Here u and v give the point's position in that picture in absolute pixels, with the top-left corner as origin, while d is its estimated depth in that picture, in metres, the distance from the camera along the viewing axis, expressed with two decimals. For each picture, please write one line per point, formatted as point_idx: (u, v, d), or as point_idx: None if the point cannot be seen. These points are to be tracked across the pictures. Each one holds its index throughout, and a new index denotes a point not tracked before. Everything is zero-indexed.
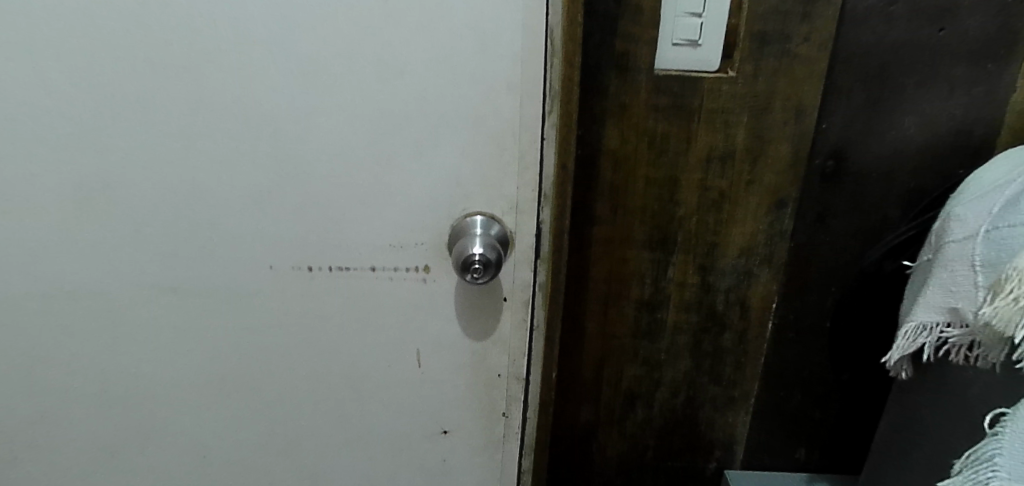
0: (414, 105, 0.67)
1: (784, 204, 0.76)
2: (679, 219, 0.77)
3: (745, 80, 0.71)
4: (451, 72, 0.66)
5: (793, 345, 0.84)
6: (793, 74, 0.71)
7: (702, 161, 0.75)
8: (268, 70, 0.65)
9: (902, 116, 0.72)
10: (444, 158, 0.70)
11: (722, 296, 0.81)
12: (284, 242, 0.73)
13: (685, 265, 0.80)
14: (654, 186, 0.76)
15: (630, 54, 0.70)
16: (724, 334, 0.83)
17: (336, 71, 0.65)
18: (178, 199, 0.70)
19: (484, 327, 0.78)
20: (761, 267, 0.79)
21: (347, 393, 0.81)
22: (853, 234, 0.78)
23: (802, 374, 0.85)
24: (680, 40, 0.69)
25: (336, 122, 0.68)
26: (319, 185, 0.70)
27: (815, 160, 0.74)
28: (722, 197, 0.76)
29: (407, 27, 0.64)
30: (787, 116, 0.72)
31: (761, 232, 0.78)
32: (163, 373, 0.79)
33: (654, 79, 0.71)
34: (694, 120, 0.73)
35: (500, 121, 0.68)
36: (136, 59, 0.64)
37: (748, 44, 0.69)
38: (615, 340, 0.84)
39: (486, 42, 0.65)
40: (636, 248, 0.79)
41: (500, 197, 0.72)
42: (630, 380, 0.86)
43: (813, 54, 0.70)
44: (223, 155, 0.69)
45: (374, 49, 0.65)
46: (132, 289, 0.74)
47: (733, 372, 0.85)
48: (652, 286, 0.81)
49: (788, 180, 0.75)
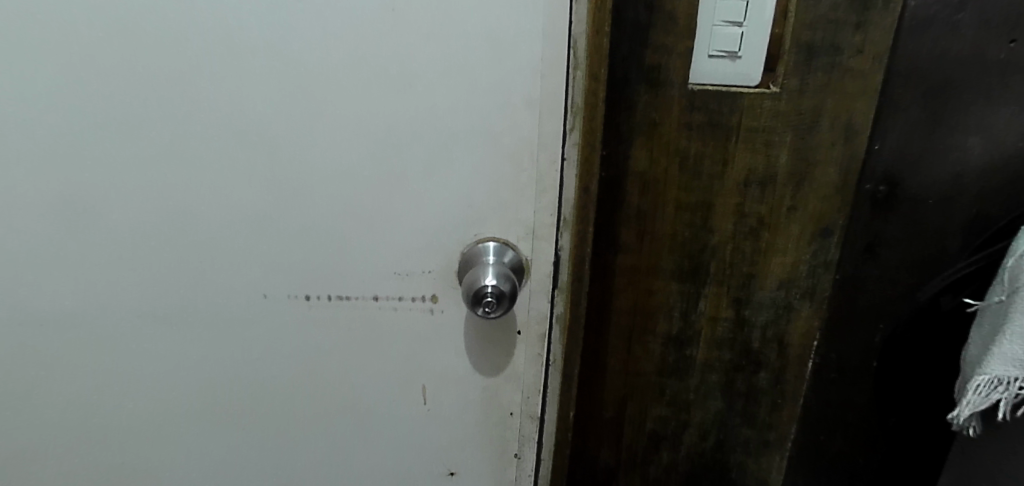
0: (423, 122, 0.61)
1: (830, 232, 0.69)
2: (712, 248, 0.70)
3: (790, 96, 0.64)
4: (466, 86, 0.59)
5: (836, 385, 0.76)
6: (843, 90, 0.64)
7: (739, 185, 0.67)
8: (263, 82, 0.59)
9: (964, 136, 0.64)
10: (455, 179, 0.63)
11: (758, 332, 0.74)
12: (278, 269, 0.66)
13: (717, 298, 0.72)
14: (686, 211, 0.69)
15: (662, 67, 0.64)
16: (760, 373, 0.76)
17: (336, 84, 0.59)
18: (163, 221, 0.64)
19: (496, 362, 0.71)
20: (803, 301, 0.72)
21: (347, 432, 0.75)
22: (909, 264, 0.69)
23: (845, 417, 0.76)
24: (717, 51, 0.62)
25: (336, 139, 0.61)
26: (318, 208, 0.64)
27: (864, 185, 0.67)
28: (761, 224, 0.69)
29: (416, 35, 0.58)
30: (834, 137, 0.65)
31: (804, 262, 0.70)
32: (149, 409, 0.72)
33: (688, 94, 0.64)
34: (733, 140, 0.66)
35: (517, 139, 0.61)
36: (120, 68, 0.58)
37: (794, 57, 0.63)
38: (640, 377, 0.77)
39: (503, 52, 0.58)
40: (664, 278, 0.72)
41: (516, 222, 0.65)
42: (655, 421, 0.79)
43: (868, 67, 0.63)
44: (214, 174, 0.62)
45: (380, 60, 0.58)
46: (112, 318, 0.68)
47: (769, 414, 0.78)
48: (680, 320, 0.74)
49: (835, 206, 0.68)
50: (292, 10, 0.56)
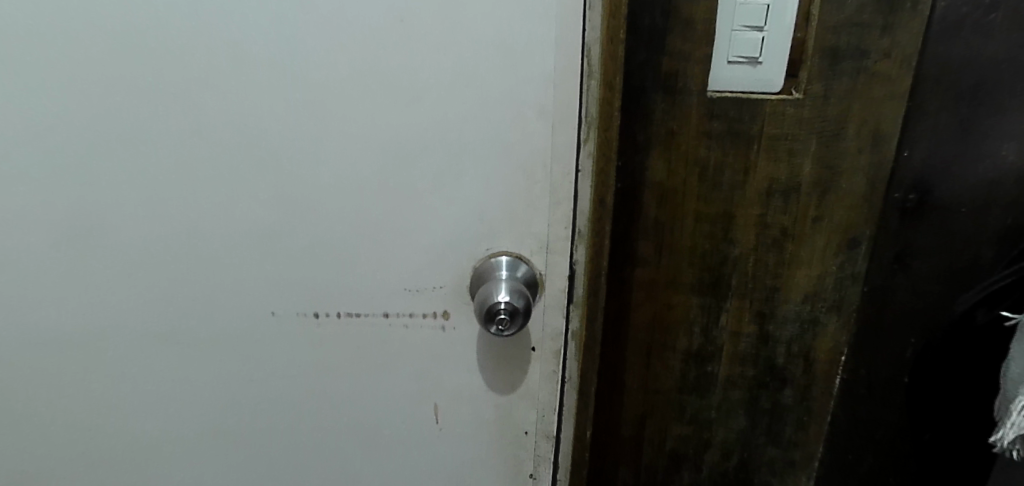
0: (434, 134, 0.59)
1: (857, 242, 0.66)
2: (733, 260, 0.68)
3: (814, 102, 0.61)
4: (479, 97, 0.58)
5: (864, 403, 0.72)
6: (870, 95, 0.61)
7: (762, 195, 0.65)
8: (269, 96, 0.57)
9: (999, 142, 0.61)
10: (467, 191, 0.61)
11: (783, 348, 0.71)
12: (286, 286, 0.65)
13: (740, 312, 0.70)
14: (705, 223, 0.67)
15: (680, 74, 0.62)
16: (784, 389, 0.73)
17: (344, 96, 0.58)
18: (169, 237, 0.62)
19: (510, 379, 0.69)
20: (829, 315, 0.69)
21: (357, 452, 0.72)
22: (941, 277, 0.66)
23: (874, 436, 0.73)
24: (737, 57, 0.60)
25: (345, 153, 0.60)
26: (326, 223, 0.62)
27: (893, 194, 0.64)
28: (784, 235, 0.66)
29: (425, 46, 0.56)
30: (861, 144, 0.63)
31: (830, 275, 0.68)
32: (155, 429, 0.70)
33: (706, 102, 0.62)
34: (754, 150, 0.63)
35: (530, 150, 0.59)
36: (124, 84, 0.57)
37: (817, 62, 0.60)
38: (659, 394, 0.74)
39: (515, 61, 0.56)
40: (684, 291, 0.69)
41: (529, 236, 0.63)
42: (675, 440, 0.76)
43: (894, 71, 0.60)
44: (221, 190, 0.61)
45: (388, 72, 0.57)
46: (117, 337, 0.66)
47: (795, 433, 0.75)
48: (701, 336, 0.71)
49: (862, 216, 0.65)
50: (298, 22, 0.55)
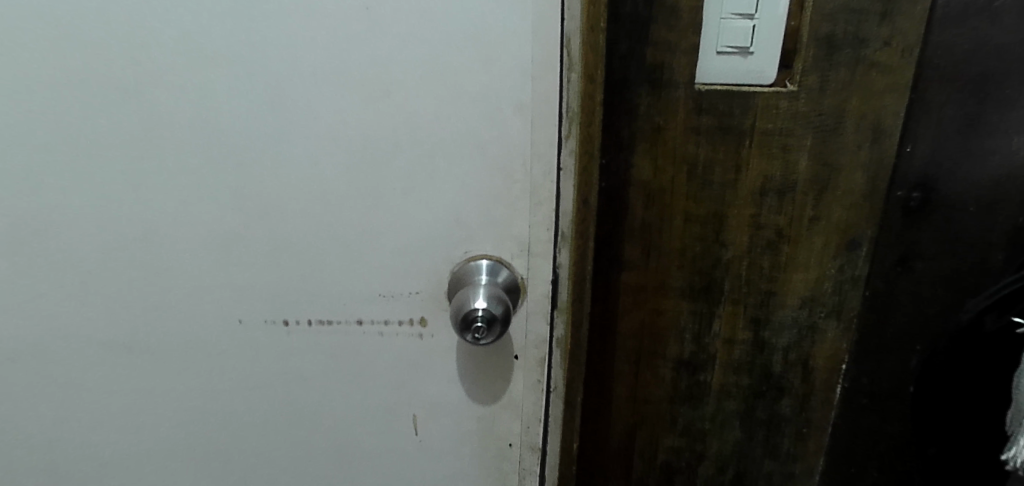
0: (404, 131, 0.56)
1: (858, 244, 0.62)
2: (726, 263, 0.64)
3: (809, 95, 0.57)
4: (450, 90, 0.54)
5: (867, 414, 0.69)
6: (870, 86, 0.57)
7: (755, 194, 0.61)
8: (229, 92, 0.54)
9: (1008, 137, 0.57)
10: (441, 192, 0.58)
11: (779, 355, 0.67)
12: (253, 293, 0.61)
13: (734, 318, 0.66)
14: (695, 223, 0.63)
15: (666, 66, 0.58)
16: (782, 399, 0.69)
17: (308, 91, 0.54)
18: (128, 241, 0.59)
19: (492, 389, 0.65)
20: (828, 321, 0.65)
21: (331, 465, 0.69)
22: (944, 280, 0.62)
23: (877, 447, 0.69)
24: (727, 47, 0.56)
25: (310, 151, 0.56)
26: (292, 227, 0.59)
27: (895, 192, 0.60)
28: (780, 237, 0.62)
29: (392, 38, 0.53)
30: (861, 139, 0.59)
31: (829, 278, 0.64)
32: (120, 442, 0.67)
33: (695, 95, 0.58)
34: (746, 145, 0.59)
35: (507, 148, 0.56)
36: (76, 81, 0.54)
37: (812, 52, 0.56)
38: (649, 404, 0.71)
39: (489, 53, 0.53)
40: (674, 296, 0.66)
41: (508, 239, 0.59)
42: (666, 453, 0.72)
43: (896, 61, 0.56)
44: (180, 191, 0.58)
45: (354, 66, 0.54)
46: (79, 347, 0.63)
47: (794, 445, 0.71)
48: (693, 343, 0.67)
49: (863, 216, 0.61)
50: (257, 14, 0.52)
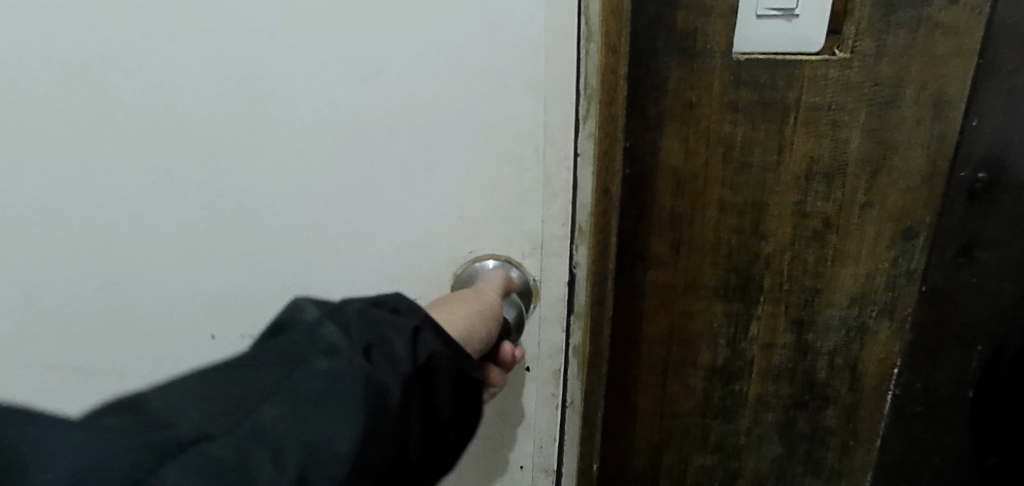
0: (397, 119, 0.47)
1: (915, 232, 0.55)
2: (765, 258, 0.56)
3: (863, 63, 0.50)
4: (452, 70, 0.45)
5: (920, 424, 0.61)
6: (932, 52, 0.49)
7: (800, 178, 0.53)
8: (192, 77, 0.46)
9: None
10: (442, 184, 0.49)
11: (825, 361, 0.59)
12: (222, 306, 0.52)
13: (774, 320, 0.58)
14: (731, 214, 0.55)
15: (698, 33, 0.50)
16: (827, 410, 0.61)
17: (286, 70, 0.45)
18: (77, 249, 0.50)
19: (500, 407, 0.57)
20: (880, 321, 0.58)
21: None
22: (1013, 271, 0.55)
23: (932, 459, 0.62)
24: (769, 10, 0.48)
25: (289, 141, 0.47)
26: (269, 227, 0.50)
27: (959, 173, 0.53)
28: (827, 226, 0.55)
29: (380, 6, 0.44)
30: (922, 113, 0.51)
31: (882, 273, 0.56)
32: None
33: (731, 66, 0.51)
34: (790, 123, 0.52)
35: (515, 132, 0.47)
36: (16, 61, 0.45)
37: (868, 13, 0.49)
38: (678, 419, 0.63)
39: (493, 19, 0.44)
40: (707, 298, 0.58)
41: (519, 234, 0.51)
42: (697, 472, 0.65)
43: (963, 21, 0.49)
44: (136, 192, 0.49)
45: (336, 39, 0.44)
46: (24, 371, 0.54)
47: (838, 461, 0.63)
48: (727, 349, 0.60)
49: (921, 200, 0.54)
50: None
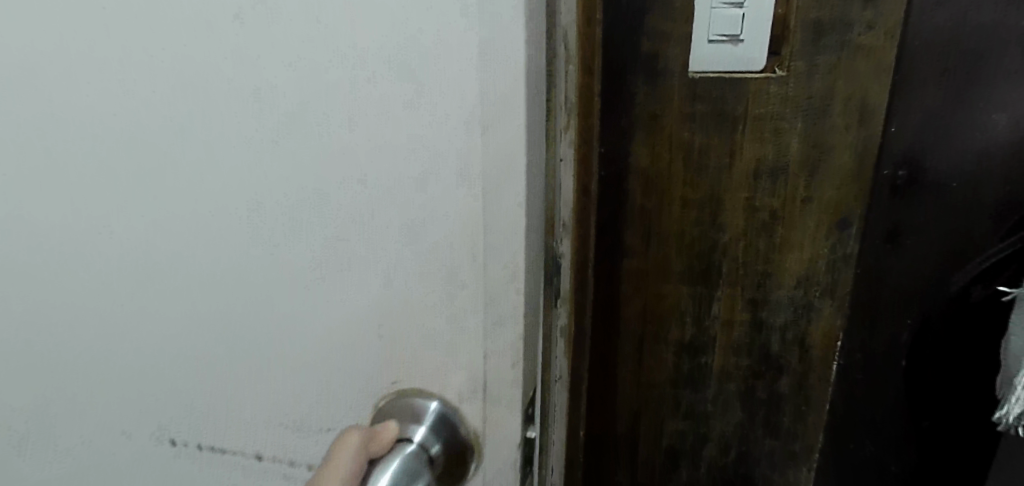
0: (319, 205, 0.46)
1: (848, 223, 0.64)
2: (723, 246, 0.65)
3: (798, 80, 0.59)
4: (363, 109, 0.43)
5: (861, 388, 0.71)
6: (855, 70, 0.59)
7: (749, 177, 0.63)
8: (139, 158, 0.47)
9: (989, 113, 0.61)
10: (362, 267, 0.47)
11: (777, 335, 0.68)
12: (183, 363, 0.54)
13: (732, 300, 0.67)
14: (692, 209, 0.65)
15: (661, 55, 0.60)
16: (781, 380, 0.70)
17: (219, 137, 0.47)
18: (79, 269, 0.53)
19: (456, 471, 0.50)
20: (823, 298, 0.67)
21: None
22: (934, 254, 0.64)
23: (875, 420, 0.72)
24: (718, 36, 0.58)
25: (223, 214, 0.49)
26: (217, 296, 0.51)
27: (883, 171, 0.63)
28: (774, 217, 0.64)
29: (290, 71, 0.44)
30: (849, 121, 0.60)
31: (822, 258, 0.65)
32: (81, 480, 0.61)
33: (689, 83, 0.60)
34: (739, 130, 0.61)
35: (436, 210, 0.44)
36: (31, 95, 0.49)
37: (801, 38, 0.58)
38: (653, 389, 0.72)
39: (405, 83, 0.42)
40: (674, 282, 0.67)
41: (451, 321, 0.47)
42: (671, 437, 0.74)
43: (881, 44, 0.58)
44: (120, 219, 0.51)
45: (258, 108, 0.45)
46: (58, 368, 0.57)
47: (793, 425, 0.71)
48: (693, 326, 0.69)
49: (852, 195, 0.63)
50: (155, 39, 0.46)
